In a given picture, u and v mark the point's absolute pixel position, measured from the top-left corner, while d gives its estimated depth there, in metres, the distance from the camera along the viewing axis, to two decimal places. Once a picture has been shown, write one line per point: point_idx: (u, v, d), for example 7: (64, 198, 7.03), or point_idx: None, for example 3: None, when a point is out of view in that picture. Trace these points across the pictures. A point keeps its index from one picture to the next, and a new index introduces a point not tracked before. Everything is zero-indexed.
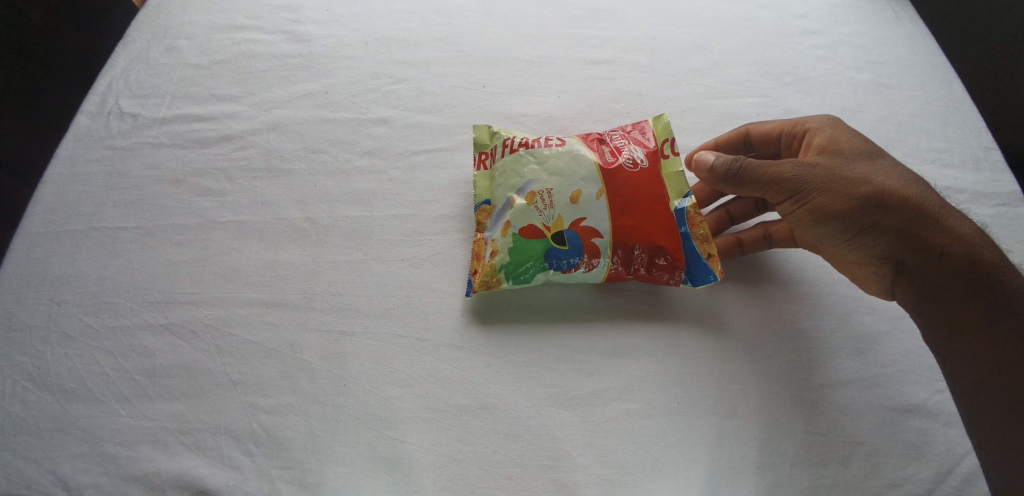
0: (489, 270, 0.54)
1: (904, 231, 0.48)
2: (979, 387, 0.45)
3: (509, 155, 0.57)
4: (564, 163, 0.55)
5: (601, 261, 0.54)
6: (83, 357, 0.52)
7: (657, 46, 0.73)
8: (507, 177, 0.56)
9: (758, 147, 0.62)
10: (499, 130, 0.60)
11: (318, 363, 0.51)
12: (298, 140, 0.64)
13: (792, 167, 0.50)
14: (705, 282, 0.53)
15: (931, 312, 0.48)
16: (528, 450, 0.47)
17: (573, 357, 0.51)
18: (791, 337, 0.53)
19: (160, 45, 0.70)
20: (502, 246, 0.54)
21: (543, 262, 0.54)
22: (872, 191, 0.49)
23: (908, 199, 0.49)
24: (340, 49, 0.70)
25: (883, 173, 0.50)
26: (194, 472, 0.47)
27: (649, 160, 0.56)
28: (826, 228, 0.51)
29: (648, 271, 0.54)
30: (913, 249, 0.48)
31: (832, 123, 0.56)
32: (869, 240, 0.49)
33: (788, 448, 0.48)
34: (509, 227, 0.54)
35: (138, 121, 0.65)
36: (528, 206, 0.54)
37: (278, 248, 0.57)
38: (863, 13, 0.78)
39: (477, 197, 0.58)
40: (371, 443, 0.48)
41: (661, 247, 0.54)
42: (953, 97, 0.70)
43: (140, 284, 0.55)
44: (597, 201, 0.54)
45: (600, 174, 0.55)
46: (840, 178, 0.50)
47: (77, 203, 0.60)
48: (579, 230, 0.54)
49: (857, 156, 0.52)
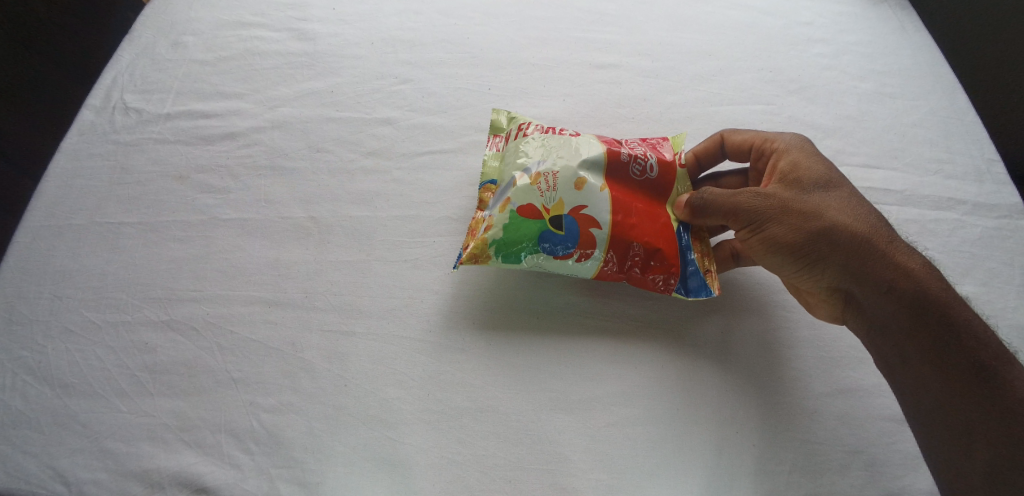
0: (481, 245, 0.50)
1: (853, 265, 0.46)
2: (930, 420, 0.42)
3: (519, 139, 0.55)
4: (573, 151, 0.53)
5: (595, 254, 0.52)
6: (84, 352, 0.52)
7: (663, 51, 0.73)
8: (513, 158, 0.54)
9: (733, 157, 0.58)
10: (517, 117, 0.59)
11: (319, 363, 0.51)
12: (301, 138, 0.64)
13: (744, 198, 0.49)
14: (698, 296, 0.52)
15: (882, 345, 0.46)
16: (528, 454, 0.47)
17: (571, 362, 0.51)
18: (791, 345, 0.53)
19: (166, 40, 0.70)
20: (497, 221, 0.50)
21: (538, 245, 0.51)
22: (822, 225, 0.47)
23: (860, 234, 0.47)
24: (346, 49, 0.70)
25: (839, 205, 0.48)
26: (194, 470, 0.47)
27: (660, 169, 0.55)
28: (776, 259, 0.50)
29: (642, 272, 0.52)
30: (863, 285, 0.46)
31: (799, 144, 0.53)
32: (818, 274, 0.48)
33: (787, 456, 0.48)
34: (508, 203, 0.50)
35: (143, 116, 0.65)
36: (531, 185, 0.51)
37: (280, 246, 0.57)
38: (868, 22, 0.78)
39: (484, 175, 0.57)
40: (371, 443, 0.48)
41: (658, 250, 0.52)
42: (956, 108, 0.70)
43: (142, 280, 0.55)
44: (602, 194, 0.52)
45: (609, 173, 0.53)
46: (790, 210, 0.48)
47: (81, 197, 0.60)
48: (578, 217, 0.51)
49: (816, 185, 0.50)
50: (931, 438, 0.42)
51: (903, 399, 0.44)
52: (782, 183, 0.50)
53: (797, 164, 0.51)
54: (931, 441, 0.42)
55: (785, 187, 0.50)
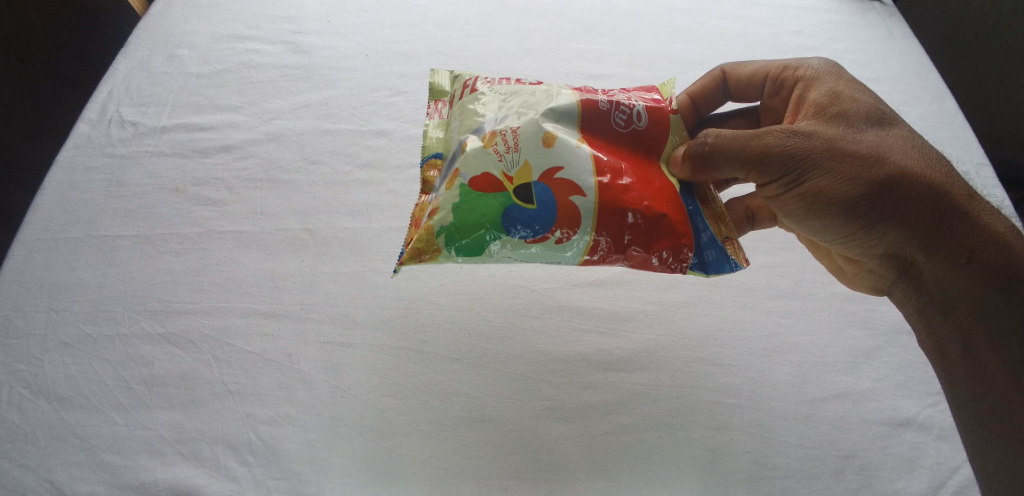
0: (426, 236, 0.39)
1: (921, 221, 0.41)
2: (984, 418, 0.41)
3: (468, 96, 0.46)
4: (536, 100, 0.44)
5: (579, 235, 0.42)
6: (80, 365, 0.52)
7: (654, 61, 0.74)
8: (463, 120, 0.44)
9: (738, 94, 0.57)
10: (461, 75, 0.51)
11: (315, 375, 0.51)
12: (297, 150, 0.64)
13: (782, 141, 0.43)
14: (720, 271, 0.45)
15: (936, 323, 0.44)
16: (524, 464, 0.48)
17: (570, 371, 0.52)
18: (785, 352, 0.54)
19: (162, 54, 0.71)
20: (445, 202, 0.40)
21: (503, 227, 0.41)
22: (883, 170, 0.41)
23: (926, 180, 0.41)
24: (341, 61, 0.71)
25: (897, 145, 0.43)
26: (190, 482, 0.47)
27: (649, 117, 0.47)
28: (824, 218, 0.44)
29: (646, 251, 0.43)
30: (928, 243, 0.41)
31: (831, 70, 0.49)
32: (875, 235, 0.43)
33: (782, 462, 0.48)
34: (456, 177, 0.40)
35: (138, 129, 0.65)
36: (484, 150, 0.41)
37: (276, 258, 0.57)
38: (856, 29, 0.79)
39: (427, 150, 0.48)
40: (368, 454, 0.48)
41: (663, 218, 0.42)
42: (945, 114, 0.71)
43: (138, 293, 0.55)
44: (578, 148, 0.42)
45: (586, 124, 0.44)
46: (837, 155, 0.42)
47: (77, 211, 0.60)
48: (552, 184, 0.41)
49: (864, 122, 0.44)
50: (979, 437, 0.41)
51: (948, 388, 0.43)
52: (820, 121, 0.45)
53: (835, 98, 0.46)
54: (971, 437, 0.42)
55: (826, 125, 0.45)
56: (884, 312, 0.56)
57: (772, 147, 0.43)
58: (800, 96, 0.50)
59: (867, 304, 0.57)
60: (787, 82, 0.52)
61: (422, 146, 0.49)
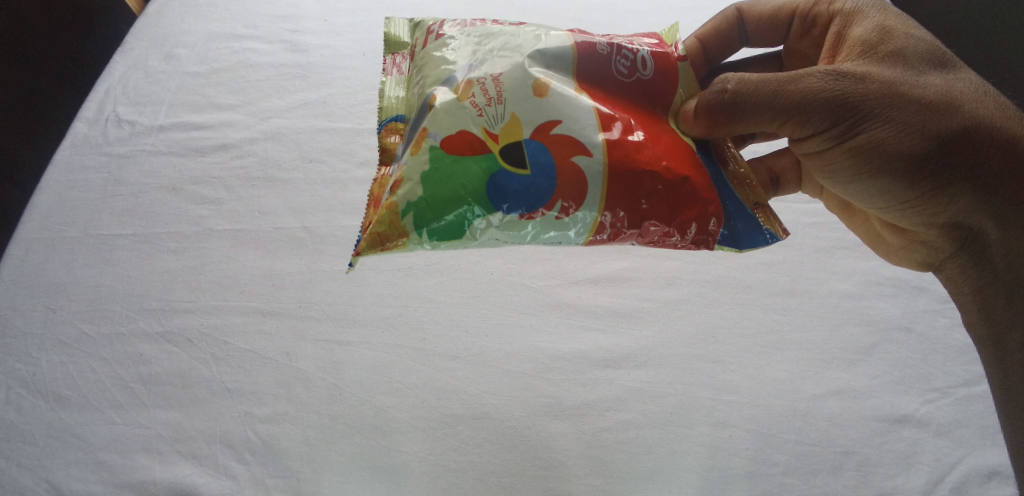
0: (388, 216, 0.35)
1: (993, 181, 0.40)
2: None
3: (434, 42, 0.41)
4: (518, 42, 0.39)
5: (585, 213, 0.38)
6: (77, 364, 0.52)
7: None
8: (430, 69, 0.39)
9: (756, 35, 0.55)
10: (421, 23, 0.46)
11: (314, 372, 0.51)
12: (295, 149, 0.64)
13: (832, 85, 0.40)
14: (753, 243, 0.41)
15: (998, 306, 0.45)
16: (524, 461, 0.48)
17: (569, 367, 0.52)
18: (783, 348, 0.54)
19: (158, 52, 0.71)
20: (412, 172, 0.35)
21: (485, 198, 0.36)
22: (951, 121, 0.39)
23: (997, 133, 0.40)
24: (339, 60, 0.71)
25: (963, 92, 0.41)
26: (188, 481, 0.47)
27: (654, 64, 0.42)
28: (882, 178, 0.42)
29: (669, 224, 0.39)
30: (999, 208, 0.41)
31: (876, 5, 0.47)
32: (941, 199, 0.42)
33: (780, 458, 0.49)
34: (425, 138, 0.36)
35: (136, 128, 0.65)
36: (461, 103, 0.36)
37: (273, 256, 0.57)
38: None
39: (387, 112, 0.43)
40: (367, 452, 0.48)
41: (684, 182, 0.38)
42: None
43: (136, 292, 0.55)
44: (576, 99, 0.38)
45: (585, 71, 0.40)
46: (898, 102, 0.40)
47: (75, 210, 0.60)
48: (547, 141, 0.37)
49: (921, 65, 0.42)
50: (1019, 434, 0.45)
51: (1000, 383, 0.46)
52: (872, 59, 0.43)
53: (885, 34, 0.44)
54: (1011, 431, 0.46)
55: (881, 65, 0.42)
56: (882, 309, 0.56)
57: (821, 91, 0.40)
58: (839, 32, 0.47)
59: (867, 301, 0.57)
60: (822, 18, 0.49)
61: (381, 108, 0.44)
